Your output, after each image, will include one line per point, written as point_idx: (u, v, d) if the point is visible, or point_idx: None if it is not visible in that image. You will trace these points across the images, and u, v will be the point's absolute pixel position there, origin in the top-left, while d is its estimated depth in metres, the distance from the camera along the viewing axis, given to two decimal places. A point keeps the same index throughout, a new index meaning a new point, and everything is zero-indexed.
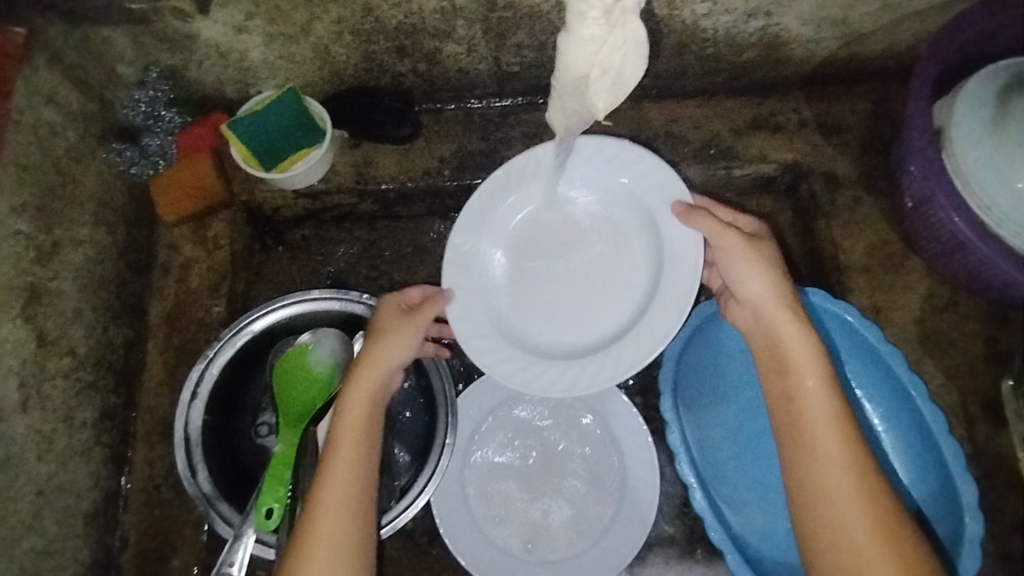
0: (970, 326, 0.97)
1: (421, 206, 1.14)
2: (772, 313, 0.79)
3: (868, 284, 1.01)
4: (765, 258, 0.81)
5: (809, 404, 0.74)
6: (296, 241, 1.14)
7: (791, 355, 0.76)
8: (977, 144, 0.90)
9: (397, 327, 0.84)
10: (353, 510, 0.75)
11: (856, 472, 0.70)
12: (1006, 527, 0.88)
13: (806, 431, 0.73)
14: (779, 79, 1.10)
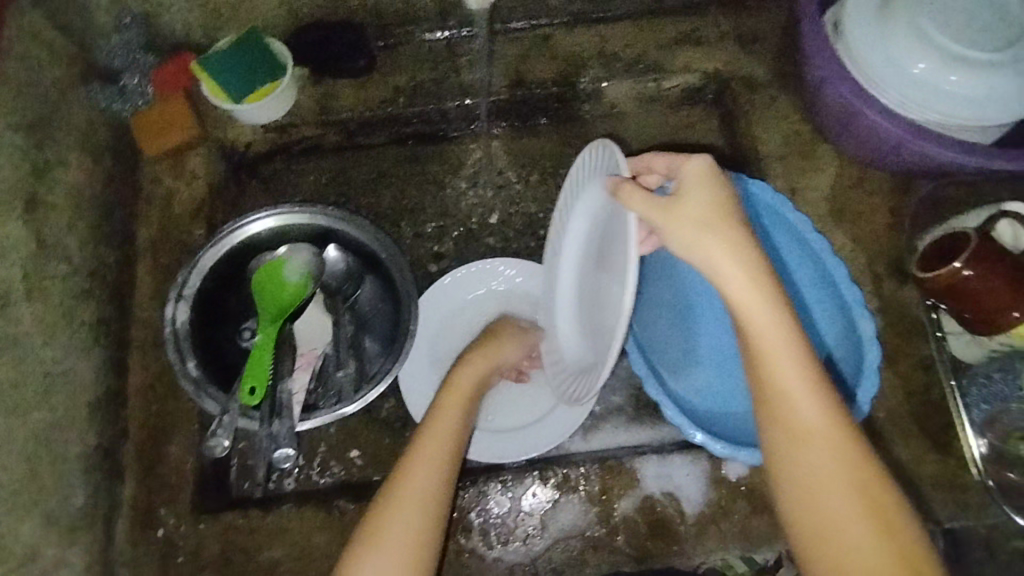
0: (875, 200, 1.08)
1: (382, 135, 1.24)
2: (735, 289, 0.68)
3: (784, 170, 1.12)
4: (716, 225, 0.69)
5: (799, 405, 0.65)
6: (269, 175, 1.23)
7: (757, 337, 0.66)
8: (867, 32, 1.00)
9: (509, 336, 0.97)
10: (442, 471, 0.81)
11: (840, 450, 0.63)
12: (910, 365, 0.99)
13: (783, 415, 0.65)
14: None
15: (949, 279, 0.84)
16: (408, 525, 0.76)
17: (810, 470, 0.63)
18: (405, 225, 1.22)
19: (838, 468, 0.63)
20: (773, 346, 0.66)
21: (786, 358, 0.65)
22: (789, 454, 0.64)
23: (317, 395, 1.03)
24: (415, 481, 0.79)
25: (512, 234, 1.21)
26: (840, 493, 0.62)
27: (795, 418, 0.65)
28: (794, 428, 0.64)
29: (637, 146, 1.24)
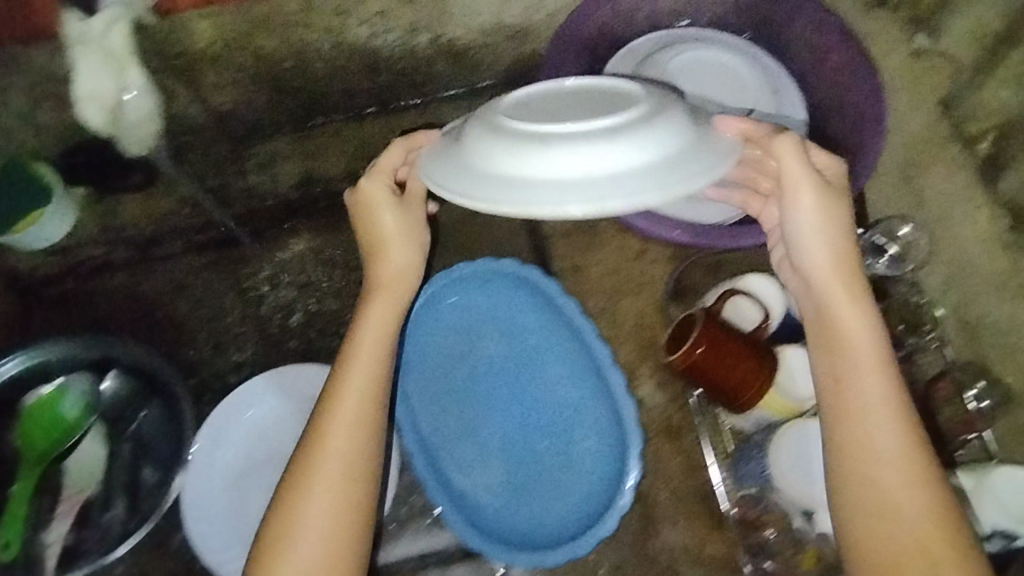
0: (658, 270, 1.08)
1: (177, 244, 1.21)
2: (819, 275, 0.75)
3: (568, 248, 1.11)
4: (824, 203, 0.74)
5: (867, 381, 0.71)
6: (58, 296, 1.18)
7: (846, 321, 0.73)
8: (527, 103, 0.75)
9: (375, 204, 0.83)
10: (360, 431, 0.77)
11: (905, 423, 0.69)
12: (689, 441, 0.99)
13: (851, 394, 0.70)
14: (482, 83, 1.21)
15: (690, 360, 0.83)
16: (326, 514, 0.73)
17: (870, 439, 0.69)
18: (203, 336, 1.18)
19: (892, 439, 0.68)
20: (868, 377, 0.71)
21: (863, 334, 0.73)
22: (855, 432, 0.69)
23: (87, 535, 1.01)
24: (340, 462, 0.75)
25: (316, 333, 1.19)
26: (900, 464, 0.67)
27: (856, 397, 0.71)
28: (869, 404, 0.70)
29: None
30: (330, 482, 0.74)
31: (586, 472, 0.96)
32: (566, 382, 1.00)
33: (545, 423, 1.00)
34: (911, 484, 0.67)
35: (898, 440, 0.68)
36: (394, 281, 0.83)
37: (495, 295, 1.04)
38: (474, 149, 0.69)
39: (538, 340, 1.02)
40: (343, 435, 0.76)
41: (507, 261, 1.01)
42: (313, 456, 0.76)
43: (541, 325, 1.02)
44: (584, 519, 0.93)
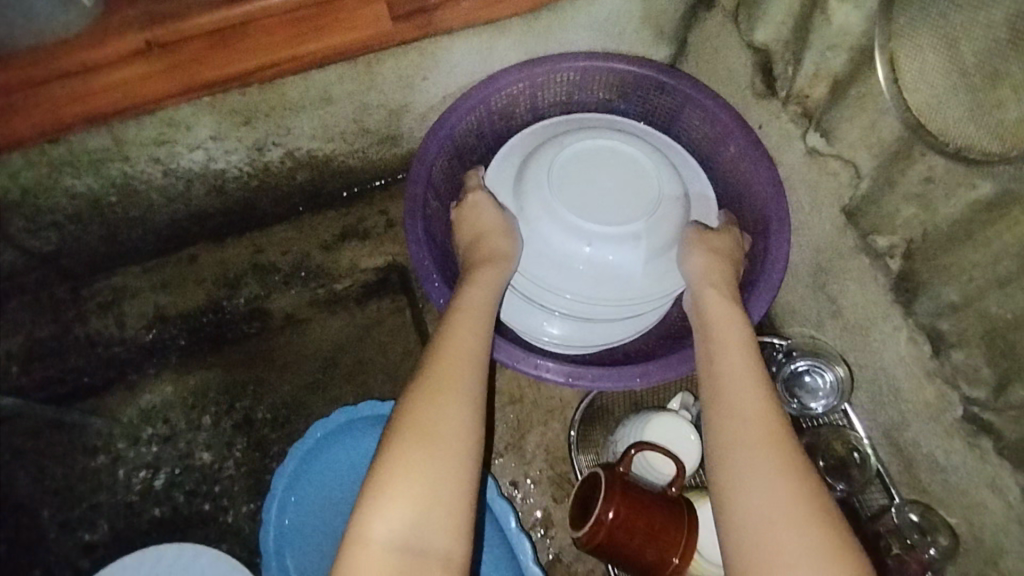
0: (566, 392, 0.97)
1: (4, 406, 1.01)
2: (713, 313, 0.81)
3: None
4: (712, 260, 0.86)
5: (726, 361, 0.74)
6: None
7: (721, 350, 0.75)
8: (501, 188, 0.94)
9: (485, 214, 0.90)
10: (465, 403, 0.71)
11: (770, 419, 0.67)
12: None
13: (718, 387, 0.72)
14: (358, 185, 1.11)
15: (596, 540, 0.71)
16: (427, 485, 0.65)
17: (732, 434, 0.67)
18: (46, 513, 1.00)
19: (765, 457, 0.64)
20: (733, 352, 0.75)
21: (733, 364, 0.73)
22: (727, 451, 0.67)
23: None
24: (450, 424, 0.68)
25: (183, 497, 1.02)
26: (778, 477, 0.63)
27: (734, 414, 0.68)
28: (739, 428, 0.67)
29: (318, 359, 1.09)
30: (433, 476, 0.65)
31: None
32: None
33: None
34: (797, 503, 0.61)
35: (779, 455, 0.64)
36: (492, 254, 0.87)
37: (348, 446, 0.97)
38: (538, 220, 0.89)
39: None
40: (456, 413, 0.69)
41: (361, 405, 0.95)
42: (417, 426, 0.68)
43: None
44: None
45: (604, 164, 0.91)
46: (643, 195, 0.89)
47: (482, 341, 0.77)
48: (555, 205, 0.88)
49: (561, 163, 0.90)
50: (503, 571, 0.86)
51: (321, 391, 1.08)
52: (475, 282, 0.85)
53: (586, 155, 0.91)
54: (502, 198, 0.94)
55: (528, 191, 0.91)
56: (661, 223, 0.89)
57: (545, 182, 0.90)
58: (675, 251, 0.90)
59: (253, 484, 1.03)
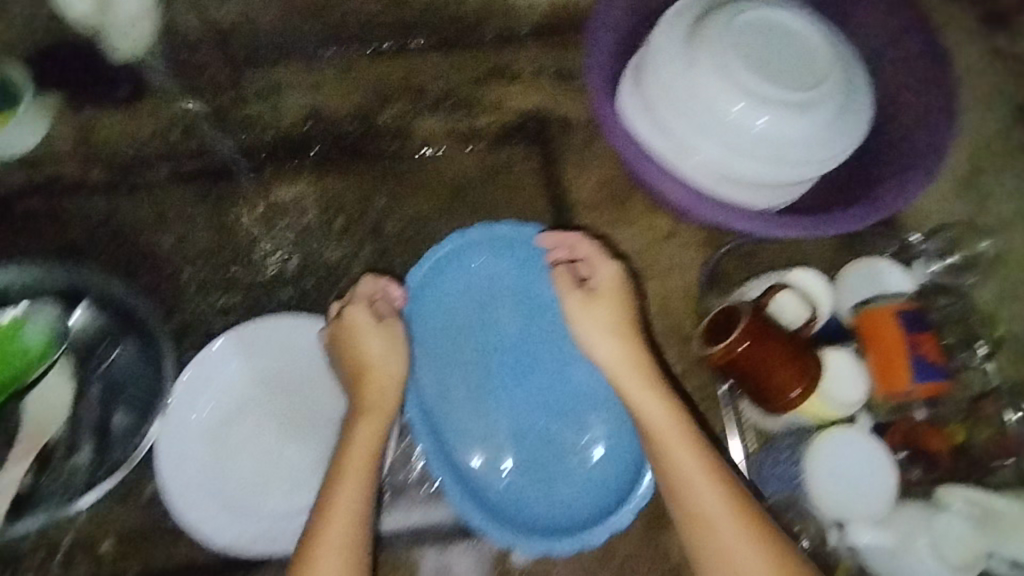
0: (689, 254, 1.02)
1: (160, 170, 1.09)
2: (599, 354, 0.94)
3: (594, 221, 1.04)
4: (601, 330, 0.95)
5: (676, 451, 0.86)
6: (25, 216, 1.06)
7: (596, 335, 0.95)
8: (670, 42, 0.94)
9: (371, 334, 0.90)
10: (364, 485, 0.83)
11: (725, 486, 0.83)
12: (711, 437, 0.94)
13: (687, 484, 0.84)
14: (512, 33, 1.13)
15: (730, 356, 0.79)
16: (342, 532, 0.80)
17: (707, 517, 0.82)
18: (188, 275, 1.08)
19: (697, 465, 0.85)
20: (698, 488, 0.83)
21: (691, 469, 0.84)
22: (676, 483, 0.84)
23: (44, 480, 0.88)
24: (353, 455, 0.85)
25: (312, 285, 1.09)
26: (709, 477, 0.84)
27: (653, 424, 0.87)
28: (687, 465, 0.85)
29: (448, 186, 1.13)
30: (349, 518, 0.81)
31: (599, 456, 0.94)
32: (592, 363, 0.98)
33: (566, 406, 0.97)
34: (741, 515, 0.81)
35: (719, 474, 0.84)
36: (379, 372, 0.89)
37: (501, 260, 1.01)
38: (706, 71, 0.90)
39: (556, 316, 0.99)
40: (350, 501, 0.82)
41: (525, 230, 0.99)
42: (328, 521, 0.80)
43: (561, 310, 0.98)
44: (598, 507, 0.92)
45: (779, 36, 0.92)
46: (811, 73, 0.91)
47: (407, 364, 0.91)
48: (725, 62, 0.90)
49: (740, 25, 0.91)
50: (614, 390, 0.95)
51: (447, 218, 1.12)
52: (383, 337, 0.90)
53: (763, 24, 0.92)
54: (671, 44, 0.94)
55: (702, 41, 0.91)
56: (822, 103, 0.90)
57: (721, 37, 0.91)
58: (828, 132, 0.92)
59: None
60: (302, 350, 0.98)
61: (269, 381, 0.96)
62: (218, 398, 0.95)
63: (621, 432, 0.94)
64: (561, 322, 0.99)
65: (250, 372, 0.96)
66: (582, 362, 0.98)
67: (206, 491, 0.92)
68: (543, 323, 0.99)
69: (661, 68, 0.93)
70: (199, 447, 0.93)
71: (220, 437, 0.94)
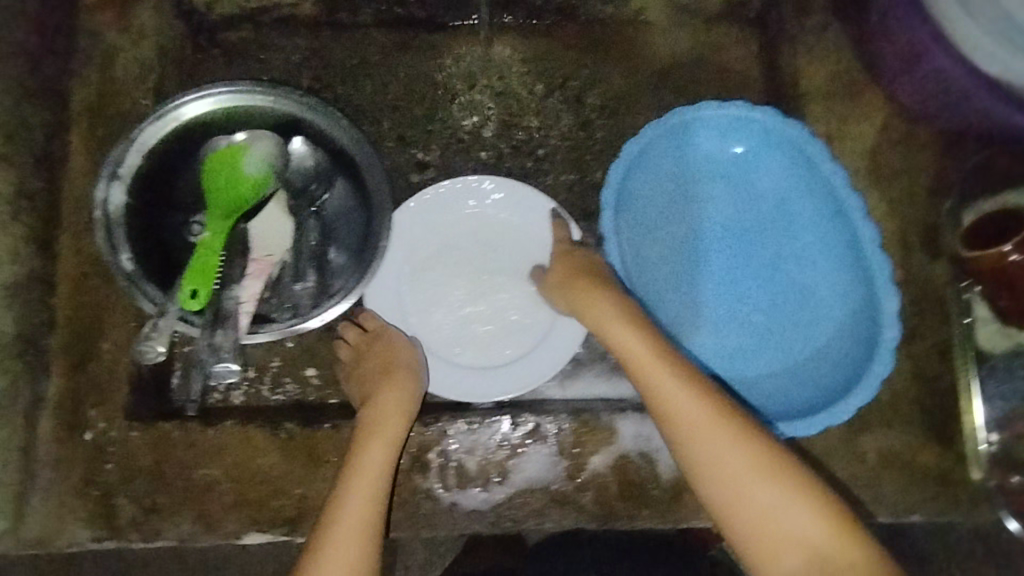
0: (922, 160, 0.95)
1: (368, 13, 1.06)
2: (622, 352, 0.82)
3: (825, 113, 0.98)
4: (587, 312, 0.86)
5: (715, 461, 0.72)
6: (232, 43, 1.03)
7: (621, 327, 0.83)
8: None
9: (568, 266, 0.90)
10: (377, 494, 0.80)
11: (774, 475, 0.71)
12: (923, 349, 0.91)
13: (737, 496, 0.71)
14: None
15: (999, 265, 0.80)
16: (379, 482, 0.81)
17: (779, 524, 0.69)
18: (387, 124, 1.05)
19: (736, 457, 0.72)
20: (733, 481, 0.72)
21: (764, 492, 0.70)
22: (714, 479, 0.72)
23: (273, 305, 0.91)
24: (377, 434, 0.84)
25: (509, 148, 1.06)
26: (752, 475, 0.71)
27: (681, 427, 0.75)
28: (704, 454, 0.73)
29: (658, 61, 1.06)
30: (363, 515, 0.78)
31: (822, 357, 0.89)
32: (814, 262, 0.92)
33: (773, 301, 0.92)
34: (791, 497, 0.70)
35: (756, 459, 0.72)
36: (405, 368, 0.89)
37: (731, 140, 0.94)
38: None
39: (790, 207, 0.93)
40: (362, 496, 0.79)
41: (762, 111, 0.89)
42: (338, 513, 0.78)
43: (799, 194, 0.92)
44: (800, 408, 0.86)
45: None
46: None
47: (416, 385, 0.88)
48: None
49: None
50: (848, 290, 0.88)
51: (655, 93, 1.06)
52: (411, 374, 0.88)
53: None
54: None
55: None
56: None
57: None
58: None
59: (576, 160, 1.05)
60: (533, 222, 0.97)
61: (488, 233, 0.96)
62: (445, 239, 0.96)
63: (852, 337, 0.87)
64: (794, 212, 0.92)
65: (478, 224, 0.97)
66: (813, 257, 0.91)
67: (415, 323, 0.94)
68: (765, 213, 0.94)
69: None
70: (417, 279, 0.95)
71: (438, 276, 0.95)
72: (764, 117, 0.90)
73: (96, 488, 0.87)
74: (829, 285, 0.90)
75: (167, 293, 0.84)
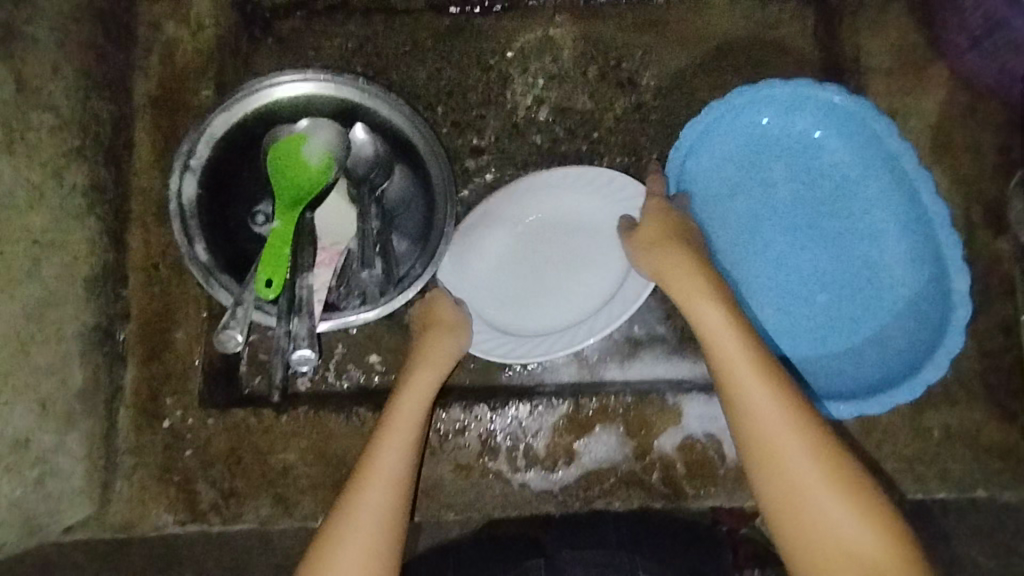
0: (985, 135, 0.94)
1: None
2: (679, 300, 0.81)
3: (887, 89, 0.96)
4: (659, 260, 0.83)
5: (763, 418, 0.72)
6: (286, 33, 1.05)
7: (689, 276, 0.81)
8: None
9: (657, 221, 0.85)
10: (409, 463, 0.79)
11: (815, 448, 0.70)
12: (991, 325, 0.90)
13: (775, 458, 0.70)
14: None
15: None
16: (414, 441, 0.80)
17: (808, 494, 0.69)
18: (441, 109, 1.05)
19: (779, 417, 0.72)
20: (775, 442, 0.71)
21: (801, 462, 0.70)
22: (757, 434, 0.72)
23: (341, 293, 0.93)
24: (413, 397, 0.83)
25: (563, 131, 1.05)
26: (797, 435, 0.71)
27: (738, 378, 0.74)
28: (754, 406, 0.73)
29: (711, 40, 1.05)
30: (391, 482, 0.77)
31: (890, 337, 0.89)
32: (880, 240, 0.91)
33: (835, 283, 0.92)
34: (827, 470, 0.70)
35: (801, 424, 0.71)
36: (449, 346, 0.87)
37: (793, 117, 0.94)
38: None
39: (859, 187, 0.92)
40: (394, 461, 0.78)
41: (829, 87, 0.89)
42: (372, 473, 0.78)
43: (868, 174, 0.92)
44: (844, 393, 0.87)
45: None
46: None
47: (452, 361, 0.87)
48: None
49: None
50: (917, 269, 0.89)
51: (709, 73, 1.05)
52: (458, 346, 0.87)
53: None
54: None
55: None
56: None
57: None
58: None
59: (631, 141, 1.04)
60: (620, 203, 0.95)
61: (554, 202, 0.96)
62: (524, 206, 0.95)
63: (920, 315, 0.87)
64: (861, 192, 0.92)
65: (546, 193, 0.96)
66: (881, 236, 0.91)
67: (469, 282, 0.95)
68: (826, 191, 0.93)
69: None
70: (484, 240, 0.95)
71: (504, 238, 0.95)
72: (832, 96, 0.90)
73: (174, 476, 0.88)
74: (897, 263, 0.90)
75: (244, 284, 0.85)
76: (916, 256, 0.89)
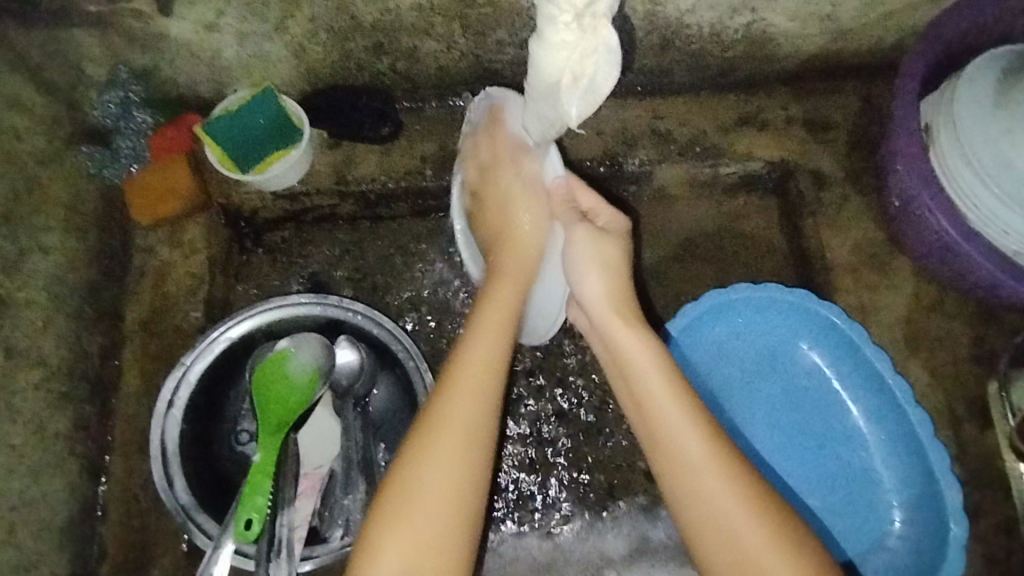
0: (957, 325, 0.95)
1: (404, 206, 1.07)
2: (616, 368, 0.79)
3: (855, 284, 0.98)
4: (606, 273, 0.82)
5: (655, 405, 0.73)
6: (275, 243, 1.07)
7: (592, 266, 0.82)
8: (975, 105, 0.86)
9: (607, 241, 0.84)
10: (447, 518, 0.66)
11: (712, 454, 0.69)
12: (992, 528, 0.87)
13: (664, 449, 0.71)
14: (765, 75, 1.04)
15: None
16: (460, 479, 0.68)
17: (691, 499, 0.69)
18: (425, 308, 1.05)
19: (690, 436, 0.70)
20: (675, 442, 0.71)
21: (690, 450, 0.70)
22: (662, 441, 0.72)
23: (324, 518, 0.92)
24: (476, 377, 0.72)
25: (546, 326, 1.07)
26: (687, 419, 0.71)
27: (666, 421, 0.72)
28: (699, 480, 0.68)
29: (678, 236, 1.08)
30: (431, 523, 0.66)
31: (884, 546, 0.90)
32: (862, 444, 0.93)
33: (834, 483, 0.93)
34: (764, 519, 0.66)
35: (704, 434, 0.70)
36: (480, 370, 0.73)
37: (762, 318, 0.96)
38: (1007, 142, 0.84)
39: (834, 391, 0.95)
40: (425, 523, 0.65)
41: (798, 294, 0.92)
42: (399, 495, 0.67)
43: (845, 374, 0.94)
44: None
45: None
46: None
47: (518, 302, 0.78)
48: None
49: None
50: (910, 477, 0.89)
51: (684, 264, 1.07)
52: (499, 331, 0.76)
53: None
54: (974, 105, 0.86)
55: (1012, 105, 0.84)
56: None
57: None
58: None
59: None
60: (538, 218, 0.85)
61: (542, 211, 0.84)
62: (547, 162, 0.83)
63: (920, 528, 0.87)
64: (838, 396, 0.95)
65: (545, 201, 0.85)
66: (864, 440, 0.93)
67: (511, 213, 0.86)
68: (803, 390, 0.96)
69: (959, 130, 0.86)
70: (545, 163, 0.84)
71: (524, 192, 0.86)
72: (802, 302, 0.92)
73: None
74: (880, 464, 0.92)
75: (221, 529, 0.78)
76: (905, 463, 0.90)
